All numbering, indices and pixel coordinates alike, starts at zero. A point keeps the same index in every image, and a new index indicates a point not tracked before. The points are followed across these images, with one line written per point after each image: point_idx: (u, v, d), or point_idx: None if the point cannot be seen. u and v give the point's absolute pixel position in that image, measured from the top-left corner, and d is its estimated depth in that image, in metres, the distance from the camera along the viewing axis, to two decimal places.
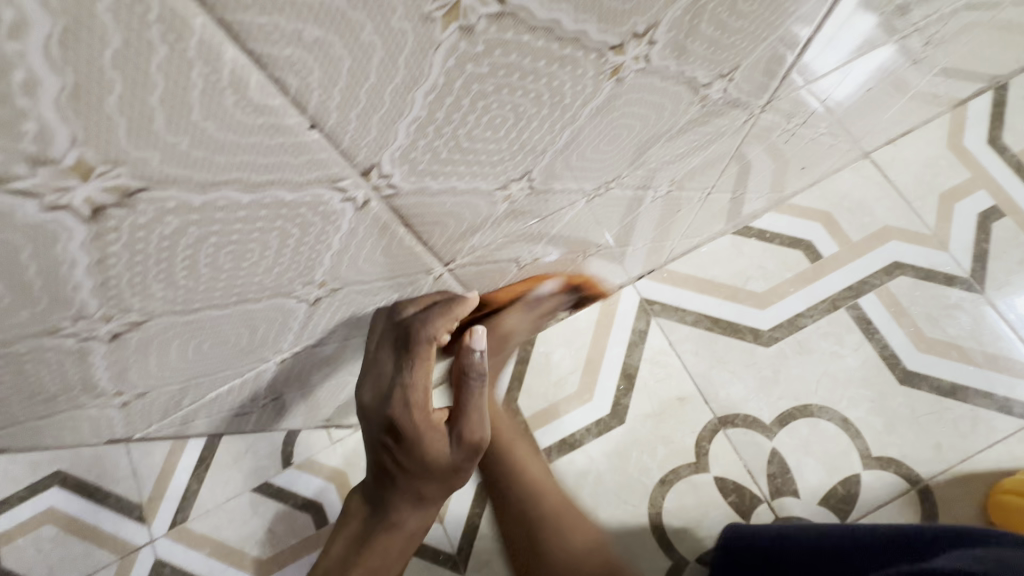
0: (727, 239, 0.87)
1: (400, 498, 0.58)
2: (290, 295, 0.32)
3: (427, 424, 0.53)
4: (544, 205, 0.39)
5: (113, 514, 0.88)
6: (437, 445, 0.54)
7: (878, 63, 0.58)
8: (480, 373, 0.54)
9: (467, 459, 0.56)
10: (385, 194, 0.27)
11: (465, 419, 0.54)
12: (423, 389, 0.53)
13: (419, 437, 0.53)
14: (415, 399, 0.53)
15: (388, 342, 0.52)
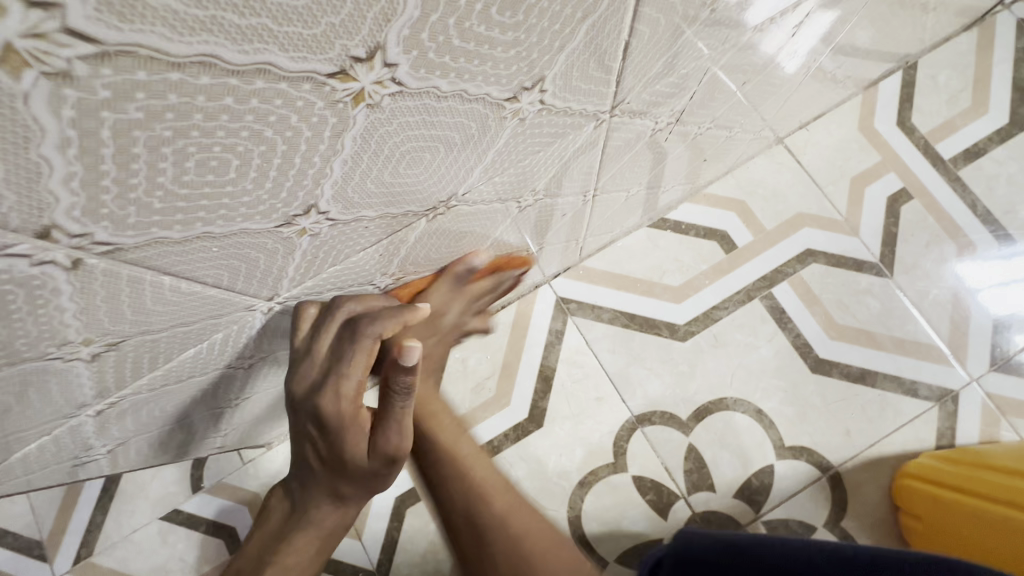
0: (643, 232, 0.85)
1: (318, 493, 0.52)
2: (44, 357, 0.28)
3: (351, 423, 0.48)
4: (369, 231, 0.35)
5: (10, 553, 0.83)
6: (359, 450, 0.49)
7: (824, 27, 0.59)
8: (408, 389, 0.48)
9: (388, 466, 0.50)
10: (101, 251, 0.23)
11: (389, 429, 0.49)
12: (358, 376, 0.46)
13: (339, 430, 0.48)
14: (344, 386, 0.47)
15: (332, 330, 0.45)
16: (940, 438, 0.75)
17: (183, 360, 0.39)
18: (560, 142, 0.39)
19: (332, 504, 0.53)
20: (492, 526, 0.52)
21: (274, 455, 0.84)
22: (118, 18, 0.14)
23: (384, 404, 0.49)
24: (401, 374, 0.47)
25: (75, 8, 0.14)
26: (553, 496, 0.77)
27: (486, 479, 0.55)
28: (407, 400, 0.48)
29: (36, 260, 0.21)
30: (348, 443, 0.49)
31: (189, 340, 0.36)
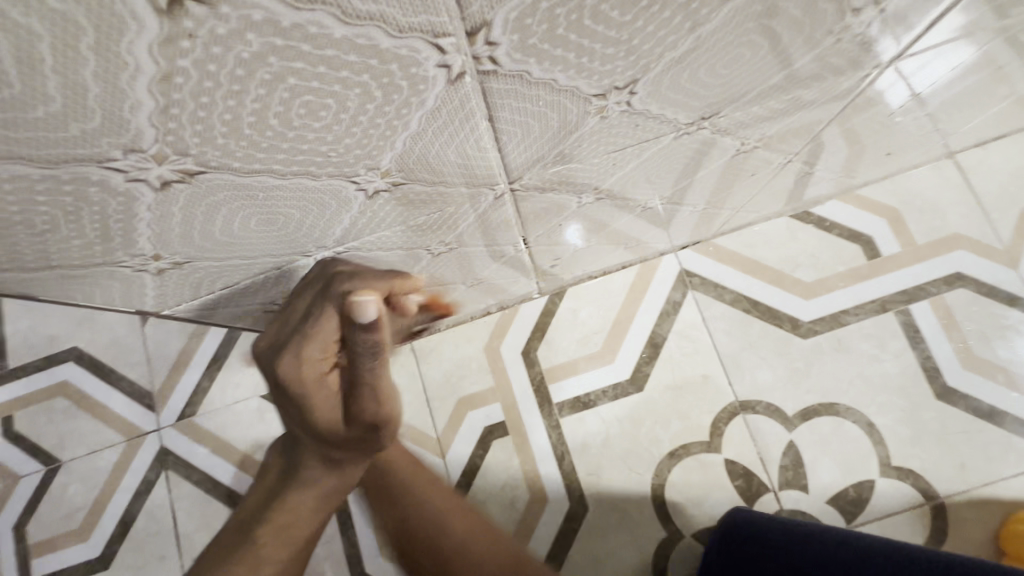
0: (783, 221, 0.82)
1: (308, 451, 0.50)
2: (350, 179, 0.30)
3: (317, 391, 0.45)
4: (635, 129, 0.35)
5: (124, 397, 0.90)
6: (333, 419, 0.46)
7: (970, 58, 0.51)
8: (370, 346, 0.42)
9: (369, 431, 0.47)
10: (484, 69, 0.24)
11: (363, 393, 0.45)
12: (328, 343, 0.43)
13: (302, 398, 0.45)
14: (309, 356, 0.43)
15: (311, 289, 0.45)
16: None
17: (411, 223, 0.41)
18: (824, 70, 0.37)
19: (324, 464, 0.51)
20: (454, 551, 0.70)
21: None
22: None
23: (354, 370, 0.44)
24: (361, 329, 0.41)
25: None
26: (641, 460, 0.77)
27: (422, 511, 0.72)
28: (373, 361, 0.43)
29: (444, 59, 0.22)
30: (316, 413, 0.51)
31: (433, 203, 0.38)
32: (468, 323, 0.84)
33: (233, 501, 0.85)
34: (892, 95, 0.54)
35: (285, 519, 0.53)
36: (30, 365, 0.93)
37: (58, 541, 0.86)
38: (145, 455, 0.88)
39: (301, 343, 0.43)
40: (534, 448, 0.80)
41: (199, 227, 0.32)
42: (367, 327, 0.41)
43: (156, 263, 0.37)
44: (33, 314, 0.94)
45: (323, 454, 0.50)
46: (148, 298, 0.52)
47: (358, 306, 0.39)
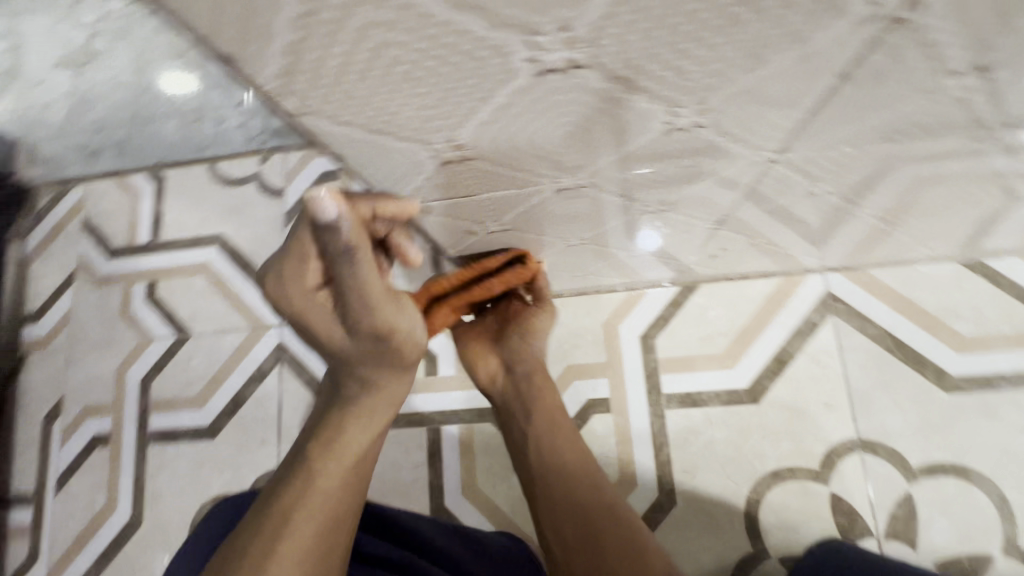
0: (950, 266, 0.77)
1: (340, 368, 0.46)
2: (674, 107, 0.29)
3: (307, 304, 0.41)
4: (937, 123, 0.34)
5: (255, 289, 0.96)
6: (329, 329, 0.42)
7: None
8: (341, 246, 0.36)
9: (375, 343, 0.42)
10: (900, 15, 0.23)
11: (350, 298, 0.39)
12: (304, 261, 0.39)
13: (297, 313, 0.41)
14: (288, 275, 0.40)
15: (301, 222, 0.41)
16: None
17: (659, 172, 0.40)
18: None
19: (362, 379, 0.46)
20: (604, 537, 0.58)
21: None
22: None
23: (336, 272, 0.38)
24: (328, 232, 0.35)
25: None
26: (741, 471, 0.76)
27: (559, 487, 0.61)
28: (352, 263, 0.37)
29: None
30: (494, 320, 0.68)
31: (701, 154, 0.37)
32: (592, 296, 0.84)
33: None
34: None
35: (330, 433, 0.48)
36: (178, 242, 1.01)
37: (176, 404, 0.95)
38: (264, 346, 0.94)
39: (280, 264, 0.40)
40: (634, 432, 0.79)
41: (512, 130, 0.31)
42: (338, 233, 0.35)
43: (425, 166, 0.35)
44: (191, 196, 1.02)
45: (359, 371, 0.45)
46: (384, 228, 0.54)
47: (311, 203, 0.34)
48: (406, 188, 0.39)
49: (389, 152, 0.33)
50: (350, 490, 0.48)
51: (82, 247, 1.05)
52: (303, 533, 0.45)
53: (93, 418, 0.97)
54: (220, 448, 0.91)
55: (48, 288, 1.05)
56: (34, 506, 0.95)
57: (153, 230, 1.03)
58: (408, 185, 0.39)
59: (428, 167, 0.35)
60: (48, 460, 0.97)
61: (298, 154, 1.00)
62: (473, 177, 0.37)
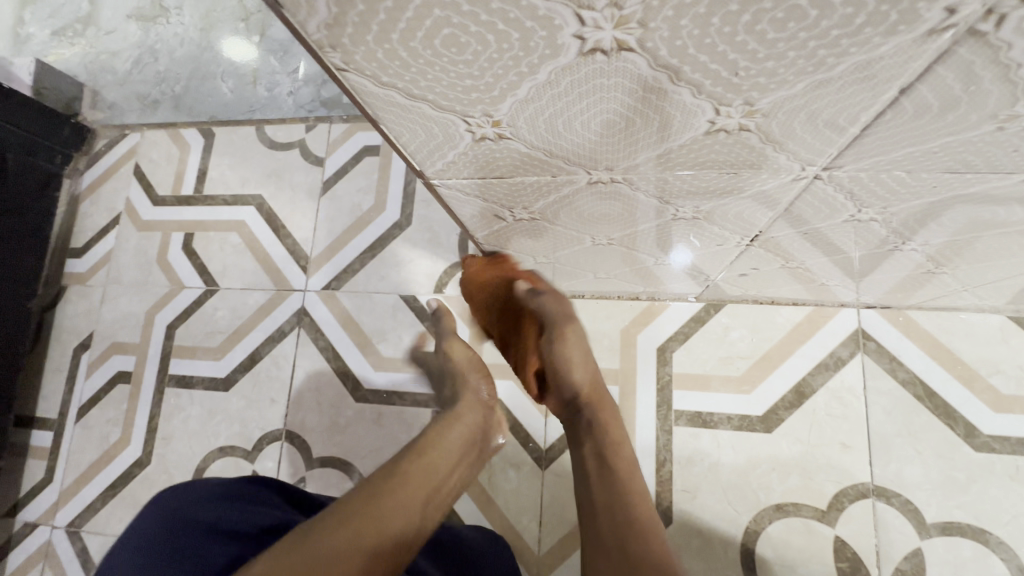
0: (997, 319, 0.72)
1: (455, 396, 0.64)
2: (719, 106, 0.28)
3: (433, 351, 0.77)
4: (1001, 158, 0.32)
5: (285, 252, 0.98)
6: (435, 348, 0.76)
7: None
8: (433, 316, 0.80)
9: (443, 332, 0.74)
10: (977, 26, 0.21)
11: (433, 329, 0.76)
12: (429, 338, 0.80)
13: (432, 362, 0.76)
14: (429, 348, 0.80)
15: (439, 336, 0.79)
16: None
17: (696, 177, 0.39)
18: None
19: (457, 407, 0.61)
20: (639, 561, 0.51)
21: None
22: None
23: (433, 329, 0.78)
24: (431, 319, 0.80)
25: None
26: (743, 500, 0.73)
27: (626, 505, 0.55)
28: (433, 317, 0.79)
29: (959, 1, 0.20)
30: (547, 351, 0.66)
31: (744, 162, 0.35)
32: (612, 300, 0.83)
33: (345, 378, 0.90)
34: None
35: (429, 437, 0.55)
36: (219, 198, 1.04)
37: (196, 352, 0.98)
38: (286, 308, 0.96)
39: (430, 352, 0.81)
40: (637, 445, 0.78)
41: (551, 112, 0.30)
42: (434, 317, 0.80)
43: (459, 140, 0.35)
44: (237, 155, 1.05)
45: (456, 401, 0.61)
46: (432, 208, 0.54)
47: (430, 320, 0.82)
48: (438, 161, 0.39)
49: (424, 120, 0.32)
50: (423, 489, 0.48)
51: (130, 191, 1.10)
52: (386, 507, 0.44)
53: (119, 355, 1.01)
54: (233, 400, 0.94)
55: (94, 227, 1.10)
56: (54, 431, 1.00)
57: (197, 184, 1.06)
58: (440, 159, 0.39)
59: (463, 141, 0.35)
60: (74, 388, 1.01)
61: (342, 126, 1.02)
62: (505, 159, 0.37)
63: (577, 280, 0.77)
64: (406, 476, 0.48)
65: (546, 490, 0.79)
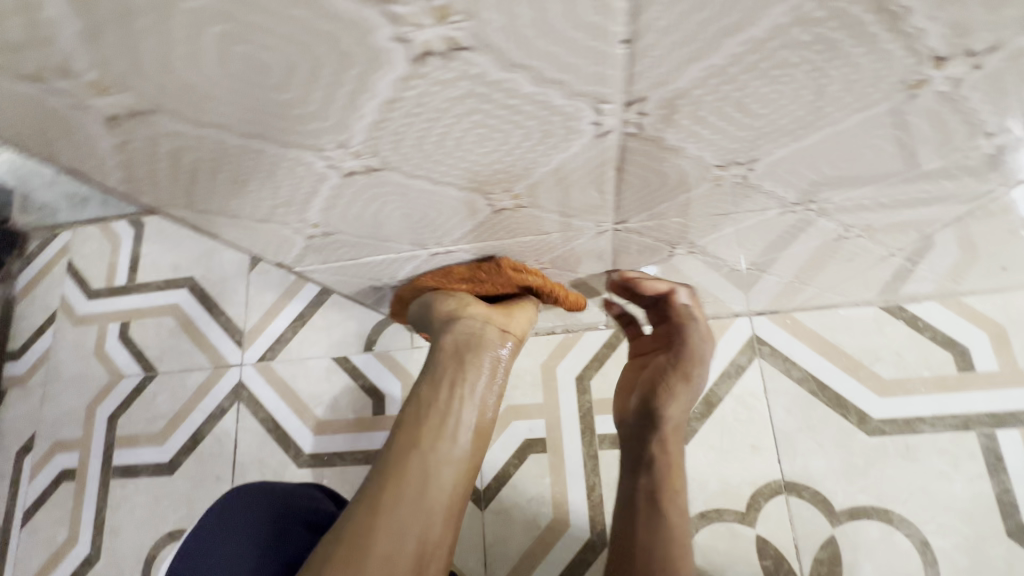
0: (871, 310, 0.79)
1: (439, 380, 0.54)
2: (485, 195, 0.34)
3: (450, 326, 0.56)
4: (740, 200, 0.38)
5: (219, 329, 1.01)
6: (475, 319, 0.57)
7: None
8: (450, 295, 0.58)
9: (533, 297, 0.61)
10: (627, 130, 0.27)
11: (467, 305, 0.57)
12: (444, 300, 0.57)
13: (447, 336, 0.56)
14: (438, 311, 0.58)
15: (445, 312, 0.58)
16: None
17: (517, 241, 0.45)
18: (972, 184, 0.37)
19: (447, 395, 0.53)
20: (663, 547, 0.63)
21: None
22: None
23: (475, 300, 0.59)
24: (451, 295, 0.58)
25: None
26: None
27: (677, 503, 0.66)
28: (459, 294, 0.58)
29: (595, 118, 0.26)
30: (660, 382, 0.68)
31: (545, 227, 0.41)
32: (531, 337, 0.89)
33: (286, 446, 0.92)
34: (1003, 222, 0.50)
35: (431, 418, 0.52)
36: (153, 284, 1.07)
37: (139, 440, 0.99)
38: (225, 384, 0.98)
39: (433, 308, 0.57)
40: (567, 473, 0.82)
41: (353, 211, 0.36)
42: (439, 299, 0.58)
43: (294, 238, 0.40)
44: (167, 241, 1.09)
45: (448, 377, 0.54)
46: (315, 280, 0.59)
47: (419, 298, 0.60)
48: (289, 252, 0.44)
49: (253, 227, 0.38)
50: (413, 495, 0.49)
51: (65, 288, 1.12)
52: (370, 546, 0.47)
53: (62, 453, 1.01)
54: (178, 483, 0.94)
55: (31, 327, 1.11)
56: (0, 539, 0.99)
57: (130, 273, 1.09)
58: (291, 252, 0.44)
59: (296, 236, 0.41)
60: (18, 492, 1.01)
61: None
62: (343, 244, 0.43)
63: None
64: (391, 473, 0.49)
65: (487, 530, 0.81)
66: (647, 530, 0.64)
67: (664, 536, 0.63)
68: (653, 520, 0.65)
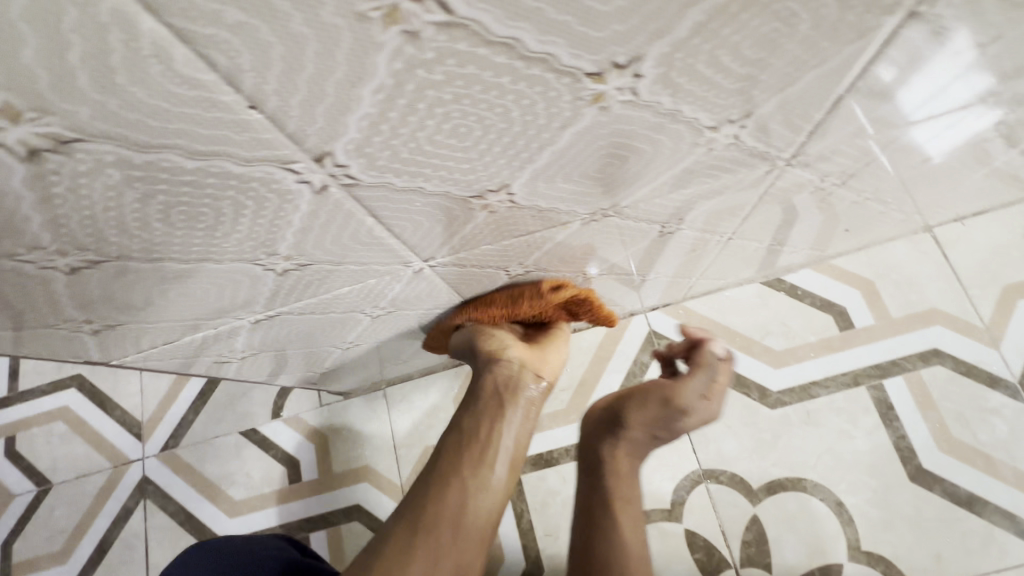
0: (753, 288, 0.82)
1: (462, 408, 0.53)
2: (253, 261, 0.33)
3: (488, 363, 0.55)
4: (531, 222, 0.38)
5: (115, 425, 0.94)
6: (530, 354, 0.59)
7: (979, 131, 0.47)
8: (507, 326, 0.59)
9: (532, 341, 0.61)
10: (343, 182, 0.27)
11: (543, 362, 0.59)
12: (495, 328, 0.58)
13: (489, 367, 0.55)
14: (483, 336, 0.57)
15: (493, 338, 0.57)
16: None
17: (336, 294, 0.43)
18: (744, 170, 0.38)
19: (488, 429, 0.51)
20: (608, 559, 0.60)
21: (349, 406, 0.90)
22: None
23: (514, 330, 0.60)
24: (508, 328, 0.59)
25: None
26: None
27: (632, 519, 0.62)
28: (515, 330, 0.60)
29: (297, 178, 0.25)
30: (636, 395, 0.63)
31: (352, 279, 0.40)
32: (439, 372, 0.88)
33: (202, 535, 0.86)
34: (823, 196, 0.53)
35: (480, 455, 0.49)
36: (37, 389, 0.99)
37: (39, 562, 0.90)
38: (128, 483, 0.91)
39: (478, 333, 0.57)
40: None
41: (118, 297, 0.34)
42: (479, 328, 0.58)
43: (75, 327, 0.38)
44: None
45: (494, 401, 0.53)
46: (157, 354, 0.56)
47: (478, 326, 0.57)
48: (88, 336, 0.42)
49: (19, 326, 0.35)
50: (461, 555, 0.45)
51: None
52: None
53: None
54: None
55: None
56: None
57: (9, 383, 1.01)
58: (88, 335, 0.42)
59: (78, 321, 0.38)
60: None
61: None
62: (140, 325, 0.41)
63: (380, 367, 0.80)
64: (447, 511, 0.46)
65: None
66: (597, 541, 0.61)
67: (608, 550, 0.61)
68: (603, 530, 0.62)
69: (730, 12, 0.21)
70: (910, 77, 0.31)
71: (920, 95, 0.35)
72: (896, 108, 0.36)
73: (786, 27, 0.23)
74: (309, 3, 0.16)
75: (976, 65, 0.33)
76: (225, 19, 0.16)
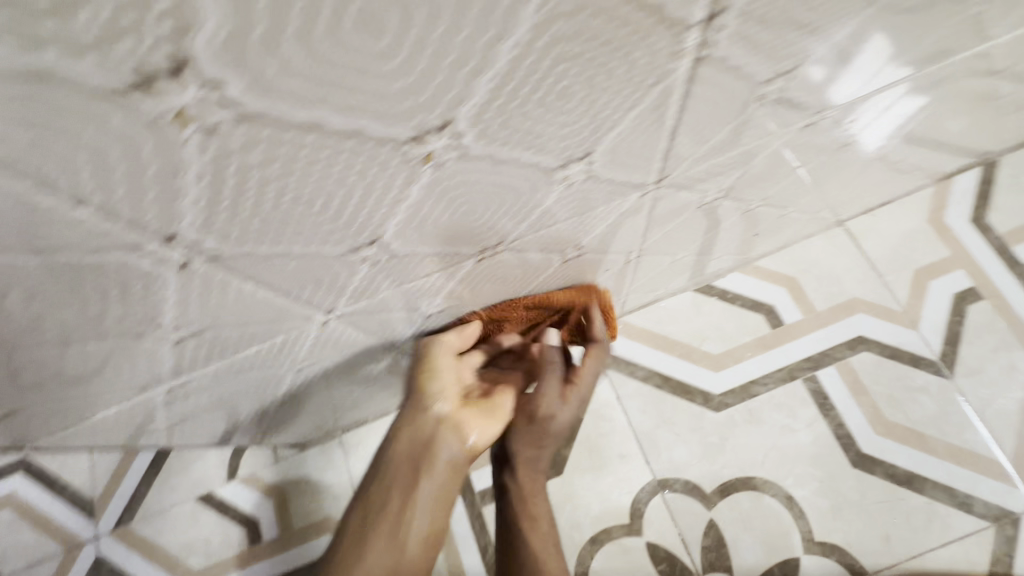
0: (687, 296, 0.85)
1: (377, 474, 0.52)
2: (141, 334, 0.34)
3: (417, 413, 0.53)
4: (420, 266, 0.40)
5: (66, 506, 0.91)
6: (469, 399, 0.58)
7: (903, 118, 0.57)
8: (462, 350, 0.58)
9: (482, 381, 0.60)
10: (204, 256, 0.28)
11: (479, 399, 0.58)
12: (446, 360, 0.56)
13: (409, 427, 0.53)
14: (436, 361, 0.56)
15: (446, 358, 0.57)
16: (995, 563, 0.68)
17: (247, 354, 0.44)
18: (616, 197, 0.41)
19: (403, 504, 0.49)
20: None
21: (306, 458, 0.89)
22: (261, 94, 0.19)
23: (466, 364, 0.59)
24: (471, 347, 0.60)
25: (234, 86, 0.19)
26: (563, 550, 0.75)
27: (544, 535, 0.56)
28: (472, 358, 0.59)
29: (153, 257, 0.27)
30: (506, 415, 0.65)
31: (256, 338, 0.42)
32: (393, 414, 0.88)
33: None
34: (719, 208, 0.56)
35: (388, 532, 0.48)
36: None
37: None
38: (81, 566, 0.88)
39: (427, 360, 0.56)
40: (456, 543, 0.79)
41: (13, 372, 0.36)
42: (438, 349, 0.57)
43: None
44: None
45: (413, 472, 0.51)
46: (90, 431, 0.56)
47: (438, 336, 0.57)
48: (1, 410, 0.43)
49: None
50: None
51: None
52: None
53: None
54: None
55: None
56: None
57: None
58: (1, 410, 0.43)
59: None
60: None
61: None
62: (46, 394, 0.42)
63: (331, 416, 0.80)
64: None
65: None
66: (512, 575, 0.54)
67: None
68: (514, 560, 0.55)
69: (519, 76, 0.24)
70: (737, 105, 0.35)
71: (758, 117, 0.39)
72: (742, 130, 0.40)
73: (581, 82, 0.26)
74: (95, 117, 0.18)
75: (798, 86, 0.37)
76: (17, 139, 0.18)
